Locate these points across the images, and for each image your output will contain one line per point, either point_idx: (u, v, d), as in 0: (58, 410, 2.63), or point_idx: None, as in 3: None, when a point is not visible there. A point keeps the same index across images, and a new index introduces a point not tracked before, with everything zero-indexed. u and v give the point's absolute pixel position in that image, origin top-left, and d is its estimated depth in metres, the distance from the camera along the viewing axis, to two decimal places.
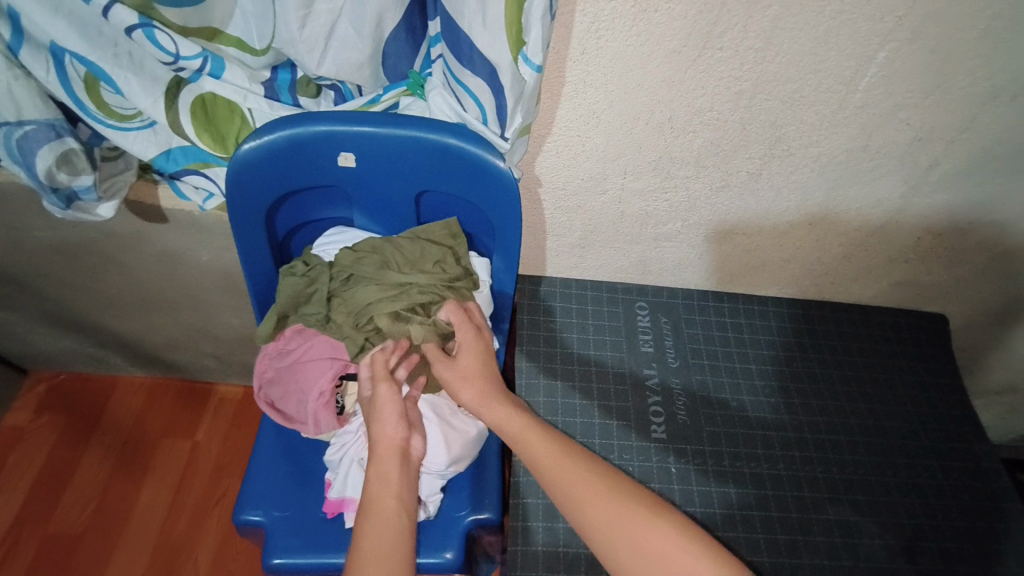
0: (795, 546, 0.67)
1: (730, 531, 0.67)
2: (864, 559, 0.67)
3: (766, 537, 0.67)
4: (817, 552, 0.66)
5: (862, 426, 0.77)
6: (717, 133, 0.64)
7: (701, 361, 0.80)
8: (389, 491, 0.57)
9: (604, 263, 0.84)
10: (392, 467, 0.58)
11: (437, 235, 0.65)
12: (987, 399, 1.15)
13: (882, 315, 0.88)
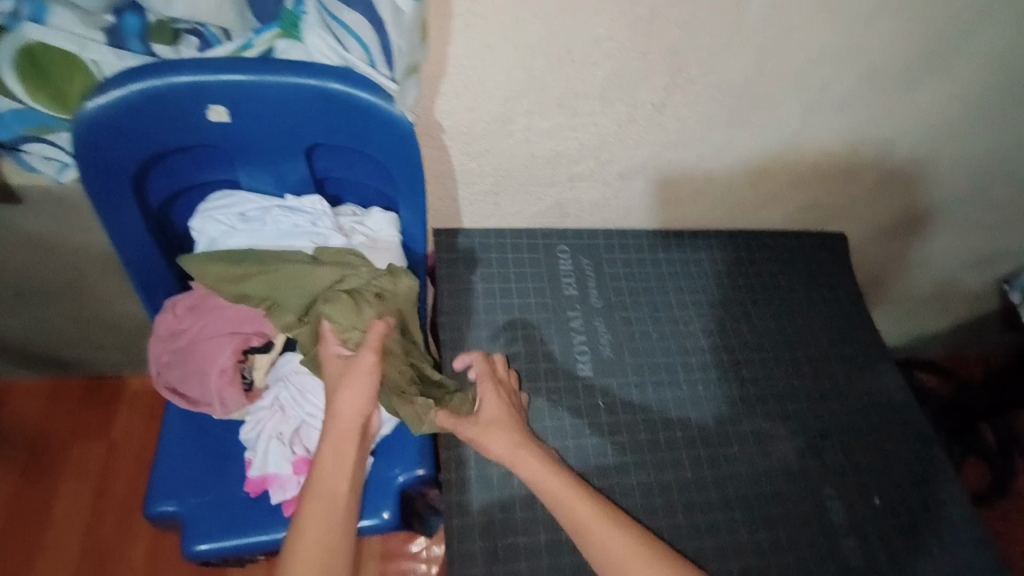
0: (715, 460, 0.71)
1: (657, 454, 0.70)
2: (777, 463, 0.72)
3: (689, 457, 0.71)
4: (735, 462, 0.71)
5: (772, 342, 0.82)
6: (618, 63, 0.63)
7: (623, 298, 0.82)
8: (342, 473, 0.56)
9: (520, 209, 0.83)
10: (345, 450, 0.57)
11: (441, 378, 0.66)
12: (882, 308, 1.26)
13: (790, 240, 0.92)
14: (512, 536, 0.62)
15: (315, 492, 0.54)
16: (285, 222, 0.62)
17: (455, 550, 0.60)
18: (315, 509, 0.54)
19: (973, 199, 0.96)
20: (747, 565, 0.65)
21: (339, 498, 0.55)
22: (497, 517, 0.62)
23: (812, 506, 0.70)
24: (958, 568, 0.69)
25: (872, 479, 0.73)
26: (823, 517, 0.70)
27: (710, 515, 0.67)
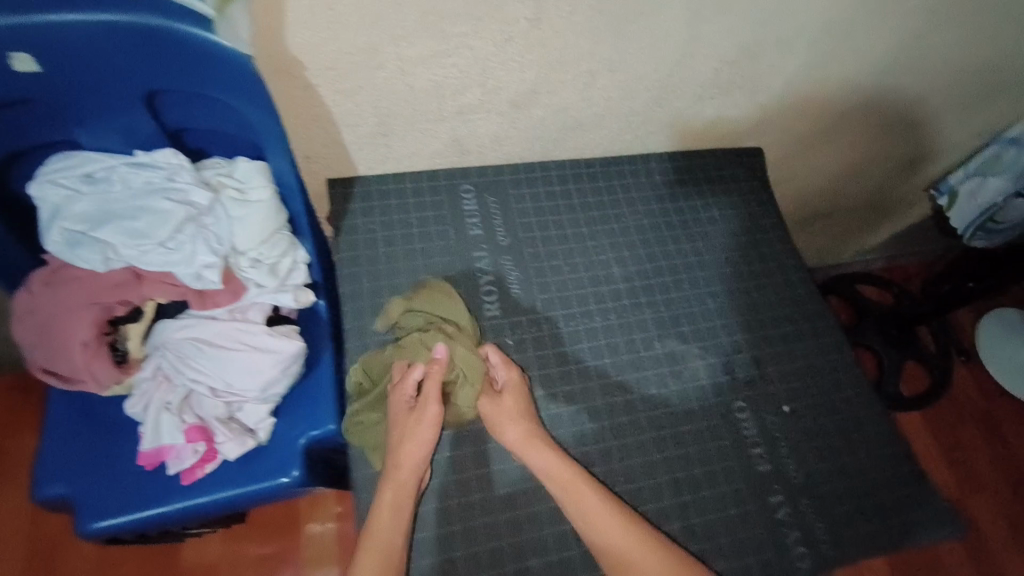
0: (626, 384, 0.71)
1: (566, 386, 0.70)
2: (690, 381, 0.72)
3: (598, 384, 0.71)
4: (647, 385, 0.71)
5: (685, 264, 0.81)
6: None
7: (532, 234, 0.80)
8: (392, 531, 0.58)
9: (416, 150, 0.78)
10: (401, 499, 0.59)
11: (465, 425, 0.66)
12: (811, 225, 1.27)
13: (705, 157, 0.90)
14: (416, 481, 0.62)
15: (369, 543, 0.57)
16: (136, 179, 0.57)
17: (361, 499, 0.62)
18: (370, 562, 0.55)
19: (886, 101, 0.94)
20: (657, 482, 0.66)
21: (390, 552, 0.56)
22: (399, 465, 0.63)
23: (722, 420, 0.70)
24: (867, 466, 0.70)
25: (785, 388, 0.73)
26: (734, 431, 0.69)
27: (620, 439, 0.68)
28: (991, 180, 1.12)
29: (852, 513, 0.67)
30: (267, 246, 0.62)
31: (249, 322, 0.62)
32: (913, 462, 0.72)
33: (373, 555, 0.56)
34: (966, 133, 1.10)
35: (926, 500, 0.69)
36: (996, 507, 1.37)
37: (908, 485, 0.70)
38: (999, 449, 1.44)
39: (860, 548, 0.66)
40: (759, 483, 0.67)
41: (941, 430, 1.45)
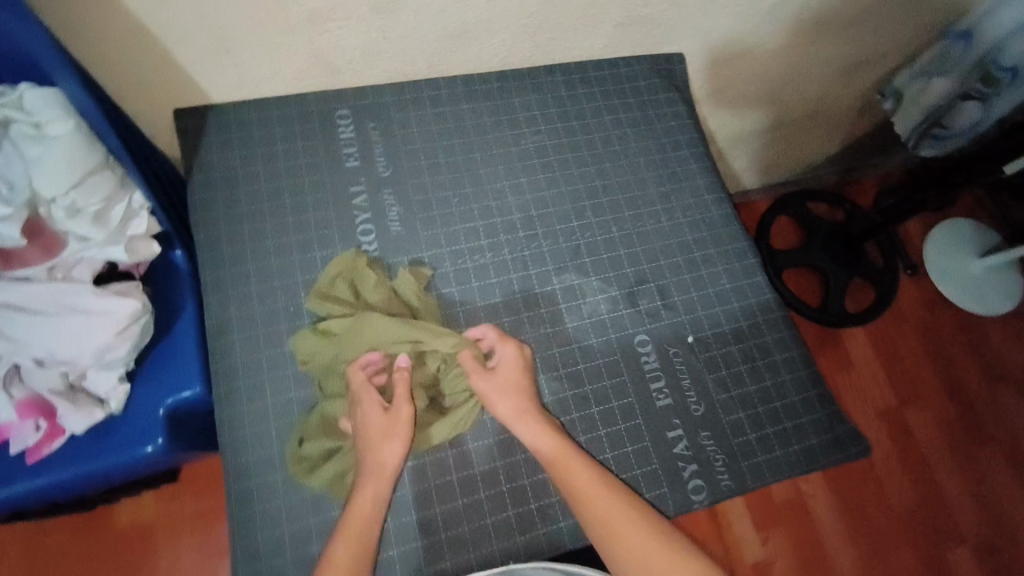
0: (520, 323, 0.66)
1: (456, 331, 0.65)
2: (588, 316, 0.67)
3: (489, 327, 0.65)
4: (542, 322, 0.66)
5: (590, 190, 0.74)
6: None
7: (417, 163, 0.72)
8: (367, 507, 0.53)
9: (273, 71, 0.67)
10: (384, 493, 0.54)
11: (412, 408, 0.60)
12: (743, 137, 1.22)
13: (615, 68, 0.82)
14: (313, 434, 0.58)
15: (347, 530, 0.51)
16: None
17: (229, 463, 0.57)
18: (348, 549, 0.50)
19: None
20: None
21: (367, 546, 0.51)
22: (269, 425, 0.58)
23: (621, 354, 0.66)
24: (772, 394, 0.67)
25: (690, 318, 0.69)
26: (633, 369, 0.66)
27: None
28: (938, 80, 1.05)
29: (752, 443, 0.64)
30: (85, 190, 0.52)
31: (72, 282, 0.55)
32: (820, 386, 0.69)
33: (351, 544, 0.51)
34: (909, 29, 1.01)
35: (831, 425, 0.67)
36: (931, 413, 1.40)
37: (813, 410, 0.67)
38: (939, 358, 1.46)
39: (760, 477, 0.63)
40: (657, 419, 0.64)
41: (883, 344, 1.46)
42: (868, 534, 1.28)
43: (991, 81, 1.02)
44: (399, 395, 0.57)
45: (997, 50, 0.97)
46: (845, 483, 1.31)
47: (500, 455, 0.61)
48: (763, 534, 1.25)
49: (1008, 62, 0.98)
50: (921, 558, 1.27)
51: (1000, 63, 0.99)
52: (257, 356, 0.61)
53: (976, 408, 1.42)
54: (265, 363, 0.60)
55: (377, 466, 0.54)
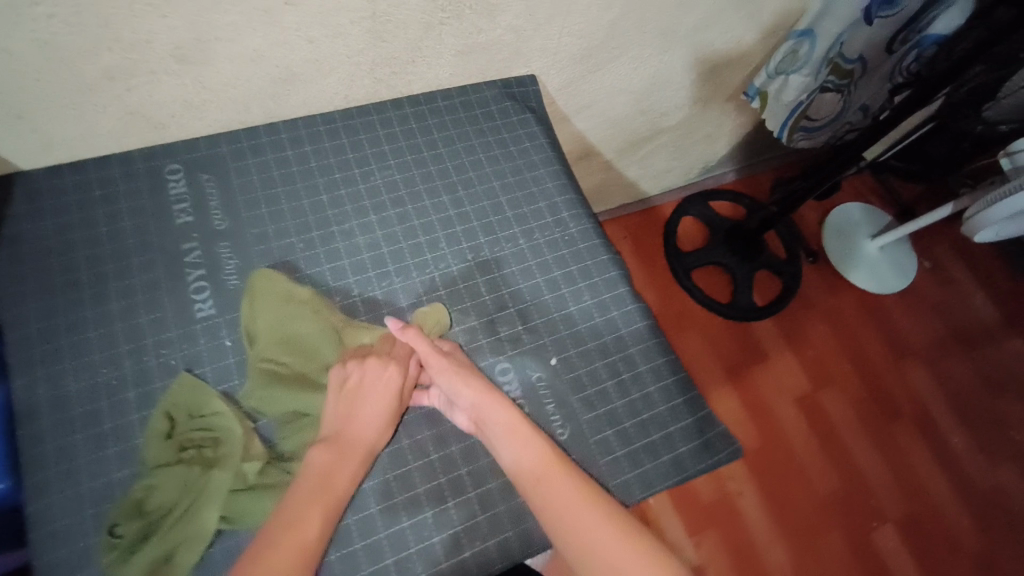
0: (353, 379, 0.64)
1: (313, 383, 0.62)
2: None
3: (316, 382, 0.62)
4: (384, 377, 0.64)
5: (443, 220, 0.73)
6: None
7: (257, 211, 0.69)
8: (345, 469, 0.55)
9: (83, 132, 0.63)
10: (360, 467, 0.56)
11: (254, 471, 0.56)
12: (629, 146, 1.24)
13: (466, 95, 0.82)
14: (134, 511, 0.53)
15: (316, 497, 0.52)
16: None
17: (38, 564, 0.51)
18: (315, 516, 0.51)
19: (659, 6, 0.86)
20: (407, 470, 0.60)
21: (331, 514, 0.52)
22: (85, 513, 0.53)
23: None
24: (639, 406, 0.67)
25: (552, 339, 0.68)
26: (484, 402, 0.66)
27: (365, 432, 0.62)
28: (794, 77, 1.10)
29: (620, 460, 0.63)
30: None
31: None
32: (688, 393, 0.69)
33: (319, 505, 0.52)
34: (759, 34, 1.06)
35: (700, 431, 0.67)
36: (845, 393, 1.45)
37: (681, 418, 0.67)
38: (847, 339, 1.52)
39: (629, 494, 0.63)
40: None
41: (793, 331, 1.50)
42: (798, 522, 1.29)
43: (842, 74, 1.09)
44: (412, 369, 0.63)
45: (839, 45, 1.03)
46: (769, 473, 1.33)
47: (353, 512, 0.57)
48: (695, 538, 1.24)
49: (852, 55, 1.06)
50: (849, 539, 1.29)
51: (845, 57, 1.06)
52: (72, 439, 0.55)
53: (885, 382, 1.48)
54: (82, 446, 0.55)
55: (362, 440, 0.57)
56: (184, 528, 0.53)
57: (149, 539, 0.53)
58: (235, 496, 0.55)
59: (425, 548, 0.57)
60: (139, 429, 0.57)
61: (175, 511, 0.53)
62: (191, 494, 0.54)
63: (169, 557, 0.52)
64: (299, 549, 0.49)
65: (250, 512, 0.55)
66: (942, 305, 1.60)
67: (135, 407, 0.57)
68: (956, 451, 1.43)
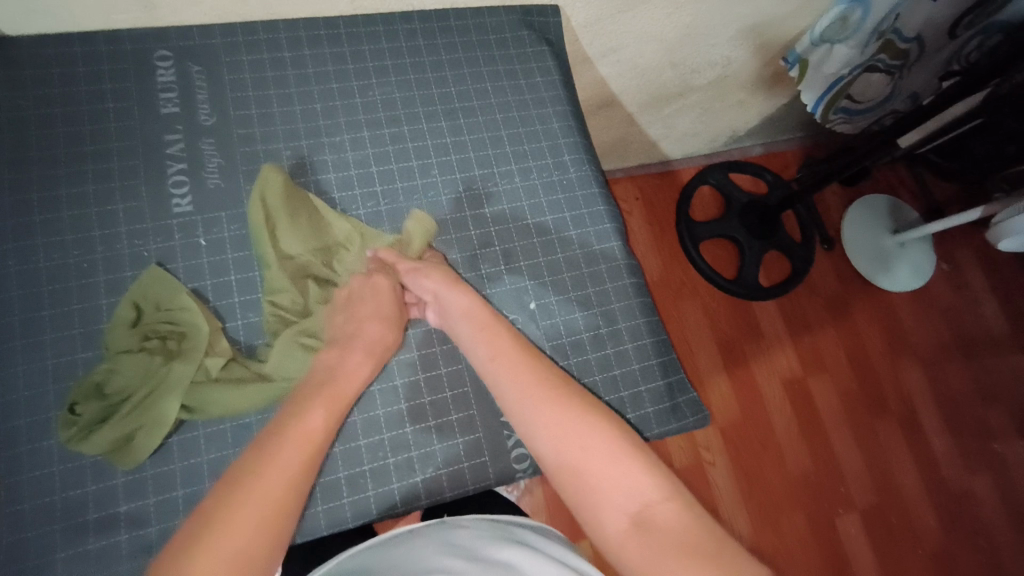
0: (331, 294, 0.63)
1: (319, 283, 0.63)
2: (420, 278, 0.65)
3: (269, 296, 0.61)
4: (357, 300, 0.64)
5: (438, 146, 0.70)
6: None
7: (246, 112, 0.66)
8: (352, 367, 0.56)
9: (68, 1, 0.60)
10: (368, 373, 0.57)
11: (215, 366, 0.56)
12: (656, 100, 1.18)
13: (481, 17, 0.76)
14: (94, 392, 0.54)
15: (328, 395, 0.52)
16: None
17: None
18: (324, 410, 0.51)
19: None
20: (370, 392, 0.60)
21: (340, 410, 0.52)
22: (47, 388, 0.54)
23: None
24: (611, 362, 0.66)
25: (533, 283, 0.67)
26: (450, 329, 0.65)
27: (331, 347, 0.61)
28: (838, 47, 1.03)
29: None
30: None
31: None
32: (663, 356, 0.69)
33: (328, 400, 0.52)
34: None
35: (669, 394, 0.67)
36: (835, 383, 1.43)
37: (652, 380, 0.67)
38: (847, 330, 1.49)
39: None
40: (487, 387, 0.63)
41: (794, 316, 1.47)
42: (765, 501, 1.30)
43: (895, 53, 1.02)
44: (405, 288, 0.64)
45: (891, 20, 0.96)
46: (745, 451, 1.34)
47: None
48: None
49: (909, 34, 0.98)
50: (813, 523, 1.31)
51: (902, 35, 0.97)
52: (38, 315, 0.55)
53: (879, 379, 1.46)
54: (48, 323, 0.55)
55: (372, 342, 0.58)
56: (145, 413, 0.54)
57: (108, 420, 0.53)
58: (198, 388, 0.55)
59: (377, 468, 0.58)
60: (107, 314, 0.57)
61: (135, 396, 0.54)
62: (151, 382, 0.55)
63: (129, 438, 0.53)
64: (306, 440, 0.48)
65: (213, 404, 0.55)
66: (952, 310, 1.56)
67: (104, 292, 0.57)
68: (936, 456, 1.42)
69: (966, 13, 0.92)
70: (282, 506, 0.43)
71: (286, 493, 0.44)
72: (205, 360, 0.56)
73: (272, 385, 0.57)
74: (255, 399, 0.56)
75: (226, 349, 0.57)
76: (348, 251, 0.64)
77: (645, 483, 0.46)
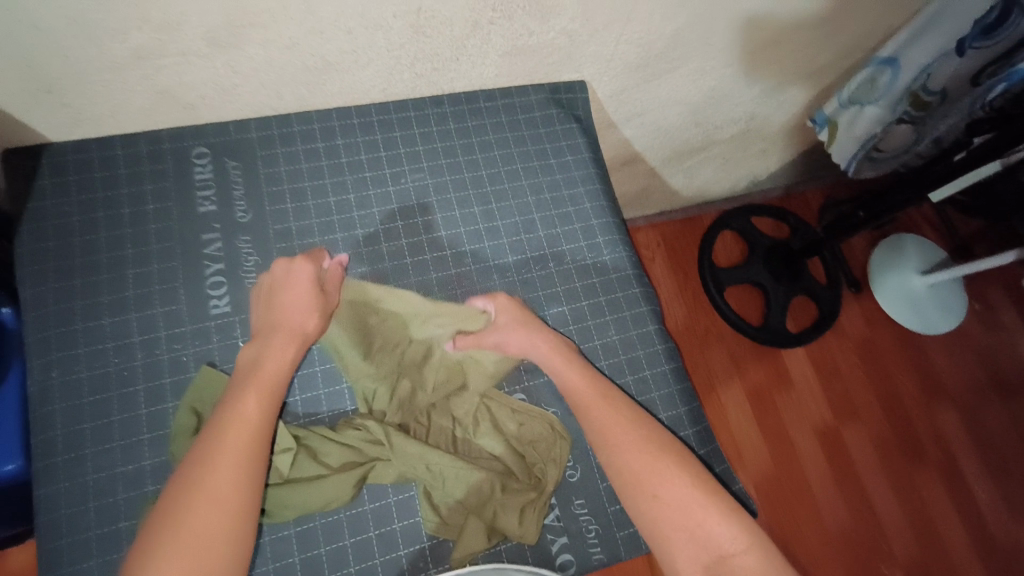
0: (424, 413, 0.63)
1: (411, 407, 0.63)
2: (513, 425, 0.63)
3: (302, 401, 0.60)
4: (440, 431, 0.63)
5: (471, 232, 0.70)
6: None
7: (281, 206, 0.66)
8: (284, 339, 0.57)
9: (113, 109, 0.61)
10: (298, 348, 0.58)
11: (281, 466, 0.56)
12: (679, 155, 1.17)
13: (510, 97, 0.76)
14: None
15: (261, 375, 0.54)
16: None
17: (41, 550, 0.52)
18: (261, 398, 0.53)
19: (731, 21, 0.79)
20: (409, 496, 0.59)
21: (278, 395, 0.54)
22: (88, 506, 0.53)
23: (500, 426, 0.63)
24: None
25: None
26: (528, 450, 0.63)
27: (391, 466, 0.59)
28: (868, 108, 1.03)
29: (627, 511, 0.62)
30: None
31: None
32: (707, 446, 0.67)
33: (261, 384, 0.54)
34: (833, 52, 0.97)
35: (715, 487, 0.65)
36: (869, 432, 1.39)
37: None
38: (879, 375, 1.45)
39: (635, 548, 0.62)
40: (548, 495, 0.61)
41: (824, 362, 1.44)
42: (801, 556, 1.26)
43: (920, 105, 0.99)
44: (524, 465, 0.62)
45: (923, 76, 0.94)
46: (776, 504, 1.29)
47: (351, 533, 0.56)
48: None
49: (936, 87, 0.95)
50: None
51: (928, 88, 0.95)
52: (80, 428, 0.55)
53: (915, 426, 1.41)
54: (89, 437, 0.55)
55: (295, 328, 0.58)
56: None
57: None
58: (272, 490, 0.56)
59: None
60: (169, 419, 0.57)
61: None
62: None
63: None
64: (249, 430, 0.51)
65: (288, 503, 0.55)
66: (989, 353, 1.51)
67: (144, 402, 0.57)
68: (980, 507, 1.36)
69: (986, 67, 0.88)
70: (239, 513, 0.47)
71: (239, 501, 0.47)
72: (275, 460, 0.56)
73: (338, 477, 0.57)
74: (325, 500, 0.56)
75: (289, 443, 0.56)
76: (457, 387, 0.64)
77: (718, 534, 0.50)
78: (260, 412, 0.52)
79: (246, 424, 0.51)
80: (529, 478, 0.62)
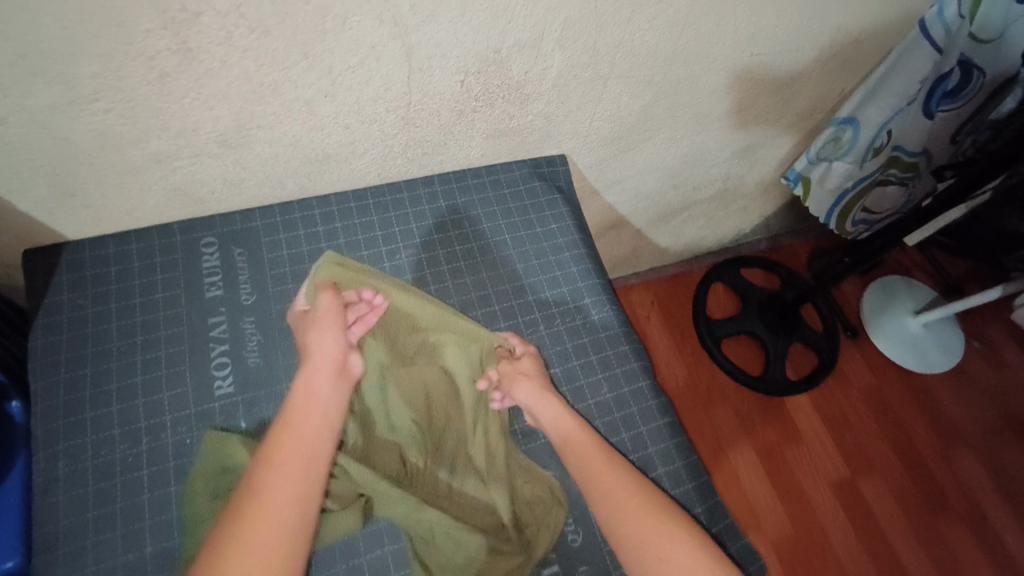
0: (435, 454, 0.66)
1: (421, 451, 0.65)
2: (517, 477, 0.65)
3: None
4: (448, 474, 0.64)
5: (464, 302, 0.73)
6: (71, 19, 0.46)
7: (282, 287, 0.70)
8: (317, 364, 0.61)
9: (129, 205, 0.66)
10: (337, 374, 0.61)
11: None
12: (662, 216, 1.23)
13: (496, 173, 0.82)
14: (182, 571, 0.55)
15: (300, 408, 0.56)
16: None
17: None
18: (300, 429, 0.55)
19: (693, 96, 0.86)
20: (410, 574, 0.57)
21: (321, 424, 0.56)
22: None
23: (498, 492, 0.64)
24: None
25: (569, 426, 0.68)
26: (524, 510, 0.64)
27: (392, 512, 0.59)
28: (836, 163, 1.11)
29: None
30: None
31: None
32: (709, 502, 0.66)
33: (301, 415, 0.56)
34: (795, 116, 1.04)
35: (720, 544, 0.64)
36: (887, 483, 1.35)
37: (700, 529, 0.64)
38: (890, 422, 1.43)
39: None
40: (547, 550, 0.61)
41: (830, 410, 1.42)
42: None
43: (904, 166, 1.05)
44: (523, 523, 0.63)
45: (884, 134, 1.02)
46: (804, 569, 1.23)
47: None
48: None
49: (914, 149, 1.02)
50: None
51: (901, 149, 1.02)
52: (83, 517, 0.56)
53: (934, 475, 1.37)
54: (92, 526, 0.55)
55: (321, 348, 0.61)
56: None
57: None
58: None
59: None
60: (172, 502, 0.57)
61: None
62: None
63: None
64: (290, 460, 0.52)
65: None
66: (995, 391, 1.50)
67: (147, 487, 0.57)
68: (1014, 556, 1.30)
69: (963, 124, 0.99)
70: (287, 542, 0.48)
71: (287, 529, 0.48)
72: None
73: (336, 516, 0.57)
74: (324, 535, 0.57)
75: None
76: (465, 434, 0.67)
77: None
78: (302, 441, 0.54)
79: (287, 455, 0.53)
80: (527, 537, 0.62)
